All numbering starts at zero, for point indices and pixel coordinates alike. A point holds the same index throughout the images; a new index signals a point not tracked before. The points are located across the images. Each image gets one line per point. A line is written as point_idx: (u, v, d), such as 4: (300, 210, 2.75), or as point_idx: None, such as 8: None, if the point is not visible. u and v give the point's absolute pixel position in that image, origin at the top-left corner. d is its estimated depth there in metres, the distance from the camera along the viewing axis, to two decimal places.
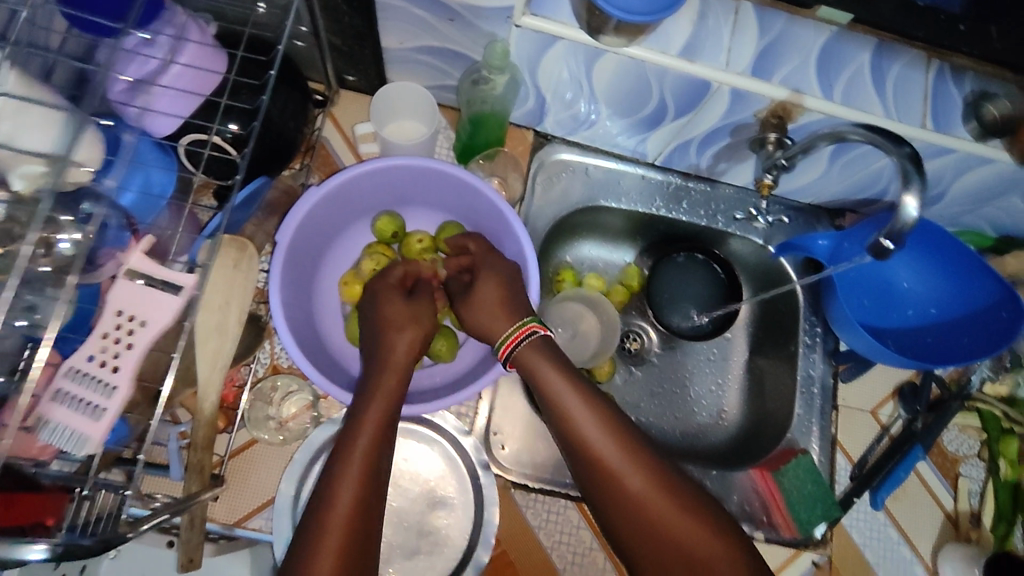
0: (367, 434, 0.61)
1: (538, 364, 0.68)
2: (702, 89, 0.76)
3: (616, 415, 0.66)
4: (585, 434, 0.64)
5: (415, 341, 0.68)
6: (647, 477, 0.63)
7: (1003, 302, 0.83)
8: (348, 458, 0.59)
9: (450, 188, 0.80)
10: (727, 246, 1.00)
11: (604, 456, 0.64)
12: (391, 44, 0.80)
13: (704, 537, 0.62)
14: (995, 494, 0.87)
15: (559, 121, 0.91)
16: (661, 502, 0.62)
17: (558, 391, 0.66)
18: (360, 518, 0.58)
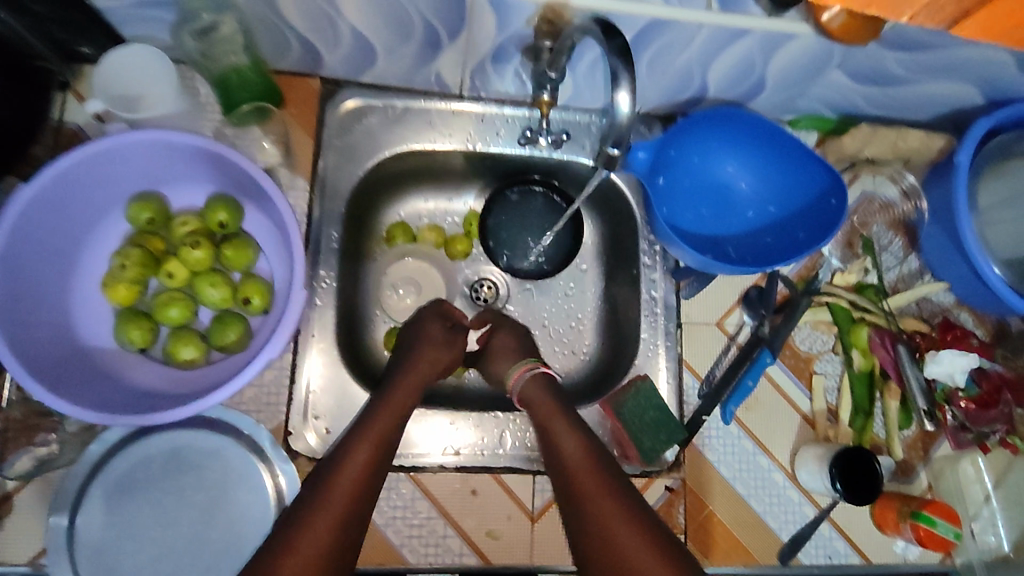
0: (364, 452, 0.65)
1: (535, 392, 0.74)
2: (459, 2, 0.65)
3: (597, 441, 0.70)
4: (565, 445, 0.69)
5: (439, 358, 0.78)
6: (607, 496, 0.65)
7: (833, 189, 0.78)
8: (341, 476, 0.63)
9: (199, 159, 0.70)
10: (564, 173, 0.90)
11: (575, 470, 0.67)
12: (102, 3, 0.68)
13: (644, 543, 0.61)
14: (851, 388, 0.84)
15: (337, 62, 0.79)
16: (617, 520, 0.63)
17: (546, 412, 0.72)
18: (334, 535, 0.60)
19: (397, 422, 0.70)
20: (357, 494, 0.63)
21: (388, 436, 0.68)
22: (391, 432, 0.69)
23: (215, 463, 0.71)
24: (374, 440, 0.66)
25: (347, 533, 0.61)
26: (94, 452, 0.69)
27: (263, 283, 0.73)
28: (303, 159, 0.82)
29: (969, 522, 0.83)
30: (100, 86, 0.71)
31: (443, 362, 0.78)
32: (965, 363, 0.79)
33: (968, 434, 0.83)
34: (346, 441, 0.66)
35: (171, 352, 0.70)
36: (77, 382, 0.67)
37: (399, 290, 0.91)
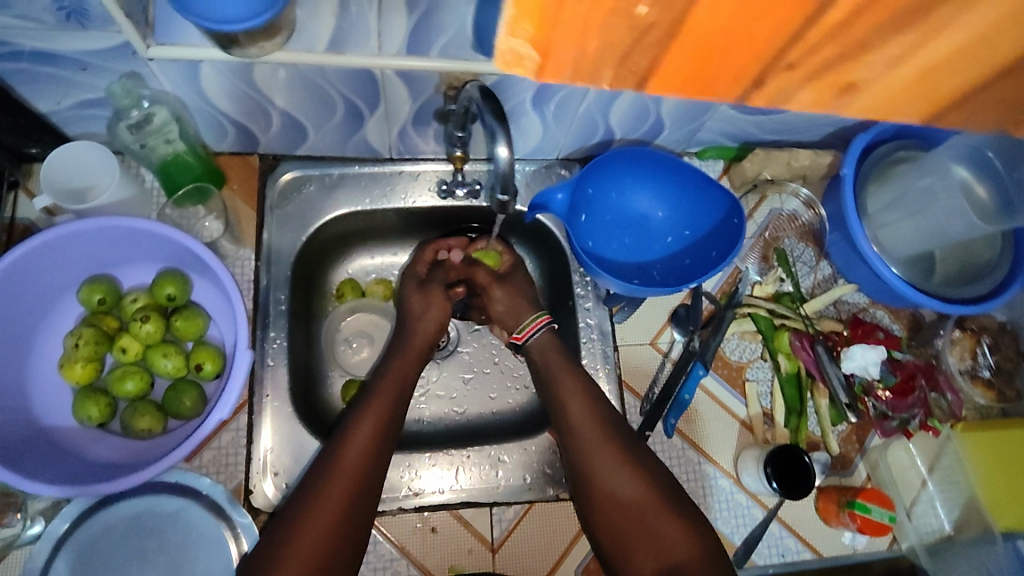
0: (366, 432, 0.74)
1: (548, 350, 0.83)
2: (370, 77, 0.73)
3: (599, 397, 0.79)
4: (572, 400, 0.79)
5: (435, 331, 0.87)
6: (607, 445, 0.76)
7: (732, 210, 0.86)
8: (346, 458, 0.72)
9: (147, 240, 0.76)
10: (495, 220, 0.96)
11: (581, 425, 0.77)
12: (48, 106, 0.75)
13: (641, 493, 0.73)
14: (782, 391, 0.90)
15: (273, 139, 0.86)
16: (616, 467, 0.74)
17: (556, 367, 0.81)
18: (341, 510, 0.69)
19: (395, 408, 0.78)
20: (361, 475, 0.72)
21: (388, 422, 0.76)
22: (390, 417, 0.76)
23: (176, 525, 0.75)
24: (375, 421, 0.75)
25: (355, 507, 0.70)
26: (56, 527, 0.72)
27: (214, 349, 0.77)
28: (246, 231, 0.88)
29: (906, 506, 0.88)
30: (47, 188, 0.76)
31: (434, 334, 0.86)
32: (875, 356, 0.86)
33: (891, 421, 0.88)
34: (349, 424, 0.75)
35: (129, 424, 0.74)
36: (36, 461, 0.70)
37: (353, 342, 0.96)
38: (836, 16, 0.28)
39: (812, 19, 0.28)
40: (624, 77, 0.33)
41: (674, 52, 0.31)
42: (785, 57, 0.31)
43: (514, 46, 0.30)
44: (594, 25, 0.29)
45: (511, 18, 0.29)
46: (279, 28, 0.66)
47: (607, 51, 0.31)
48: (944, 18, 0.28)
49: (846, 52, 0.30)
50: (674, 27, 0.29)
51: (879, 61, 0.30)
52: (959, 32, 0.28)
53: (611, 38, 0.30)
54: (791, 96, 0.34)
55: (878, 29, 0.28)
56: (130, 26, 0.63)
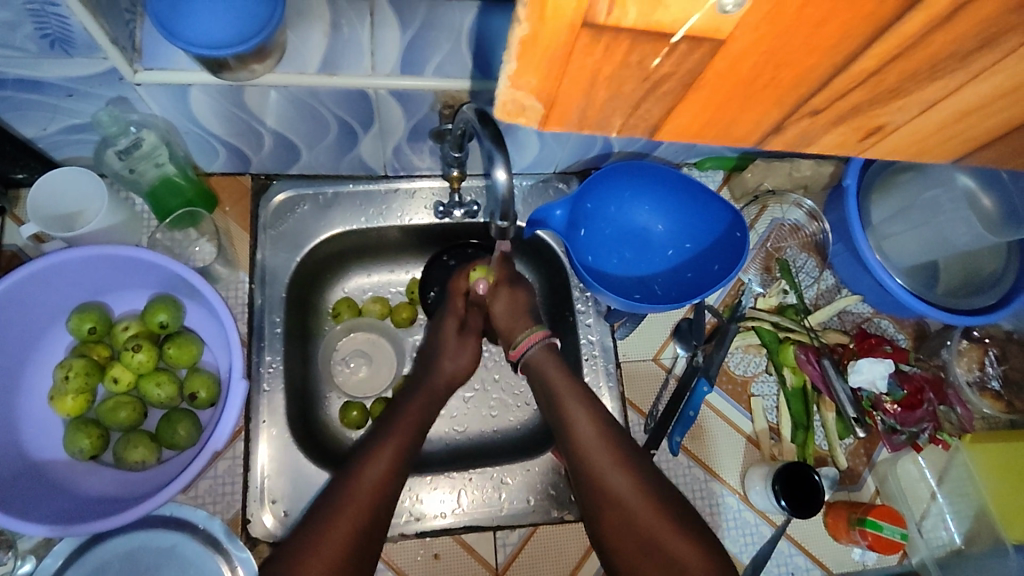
0: (380, 460, 0.73)
1: (548, 364, 0.80)
2: (364, 97, 0.71)
3: (604, 413, 0.77)
4: (577, 417, 0.76)
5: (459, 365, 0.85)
6: (615, 464, 0.74)
7: (734, 223, 0.84)
8: (364, 481, 0.71)
9: (137, 267, 0.74)
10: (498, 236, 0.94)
11: (588, 444, 0.75)
12: (35, 133, 0.74)
13: (654, 514, 0.71)
14: (788, 405, 0.88)
15: (265, 159, 0.85)
16: (625, 483, 0.73)
17: (560, 386, 0.78)
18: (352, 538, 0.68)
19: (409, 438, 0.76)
20: (377, 498, 0.71)
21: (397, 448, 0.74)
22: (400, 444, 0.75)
23: (171, 560, 0.73)
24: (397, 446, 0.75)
25: (371, 533, 0.70)
26: (50, 564, 0.71)
27: (209, 376, 0.75)
28: (240, 253, 0.87)
29: (917, 521, 0.86)
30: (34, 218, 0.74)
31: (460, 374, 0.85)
32: (883, 369, 0.83)
33: (900, 435, 0.87)
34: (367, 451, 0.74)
35: (122, 457, 0.72)
36: (28, 499, 0.68)
37: (350, 362, 0.94)
38: (867, 64, 0.26)
39: (841, 69, 0.27)
40: (635, 123, 0.32)
41: (690, 102, 0.29)
42: (809, 104, 0.29)
43: (519, 97, 0.29)
44: (604, 78, 0.27)
45: (516, 70, 0.27)
46: (270, 51, 0.64)
47: (619, 101, 0.29)
48: (981, 64, 0.27)
49: (873, 97, 0.29)
50: (688, 80, 0.28)
51: (910, 103, 0.29)
52: (990, 78, 0.28)
53: (623, 88, 0.28)
54: (812, 139, 0.33)
55: (909, 76, 0.27)
56: (117, 53, 0.61)
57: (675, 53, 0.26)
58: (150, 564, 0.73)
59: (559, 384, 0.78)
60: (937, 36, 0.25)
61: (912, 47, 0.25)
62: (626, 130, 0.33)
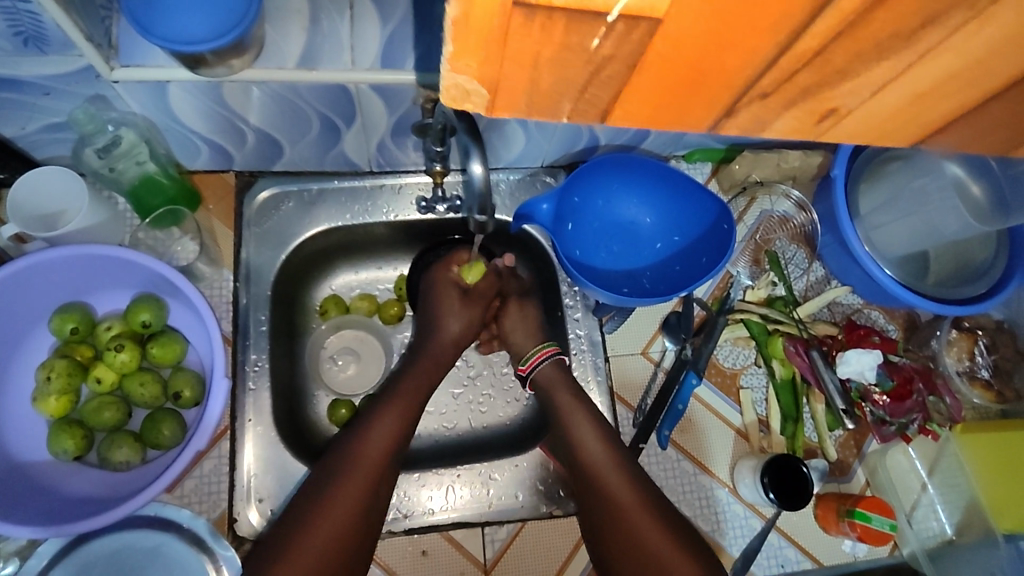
0: (367, 453, 0.72)
1: (554, 377, 0.81)
2: (344, 93, 0.71)
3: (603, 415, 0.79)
4: (576, 416, 0.78)
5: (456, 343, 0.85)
6: (611, 462, 0.74)
7: (722, 215, 0.84)
8: (365, 458, 0.72)
9: (118, 266, 0.74)
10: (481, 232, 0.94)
11: (585, 441, 0.76)
12: (14, 132, 0.73)
13: (650, 523, 0.71)
14: (777, 397, 0.88)
15: (248, 156, 0.84)
16: (619, 482, 0.73)
17: (560, 385, 0.80)
18: (336, 531, 0.68)
19: (402, 431, 0.76)
20: (375, 481, 0.71)
21: (389, 443, 0.74)
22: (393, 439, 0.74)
23: (156, 559, 0.73)
24: (396, 424, 0.75)
25: (367, 510, 0.70)
26: (34, 565, 0.71)
27: (193, 375, 0.75)
28: (224, 251, 0.86)
29: (907, 511, 0.86)
30: (17, 218, 0.74)
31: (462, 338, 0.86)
32: (871, 360, 0.84)
33: (889, 426, 0.87)
34: (365, 424, 0.75)
35: (106, 457, 0.72)
36: (10, 500, 0.68)
37: (338, 360, 0.93)
38: (810, 43, 0.27)
39: (785, 48, 0.27)
40: (584, 108, 0.32)
41: (638, 84, 0.30)
42: (758, 85, 0.30)
43: (460, 82, 0.29)
44: (546, 60, 0.28)
45: (455, 53, 0.28)
46: (248, 46, 0.64)
47: (565, 85, 0.30)
48: (928, 44, 0.27)
49: (823, 79, 0.30)
50: (631, 62, 0.28)
51: (860, 87, 0.30)
52: (938, 59, 0.28)
53: (568, 72, 0.29)
54: (768, 123, 0.34)
55: (855, 56, 0.28)
56: (92, 49, 0.61)
57: (613, 33, 0.26)
58: (136, 564, 0.73)
59: (566, 397, 0.79)
60: (879, 12, 0.26)
61: (854, 23, 0.26)
62: (576, 116, 0.33)
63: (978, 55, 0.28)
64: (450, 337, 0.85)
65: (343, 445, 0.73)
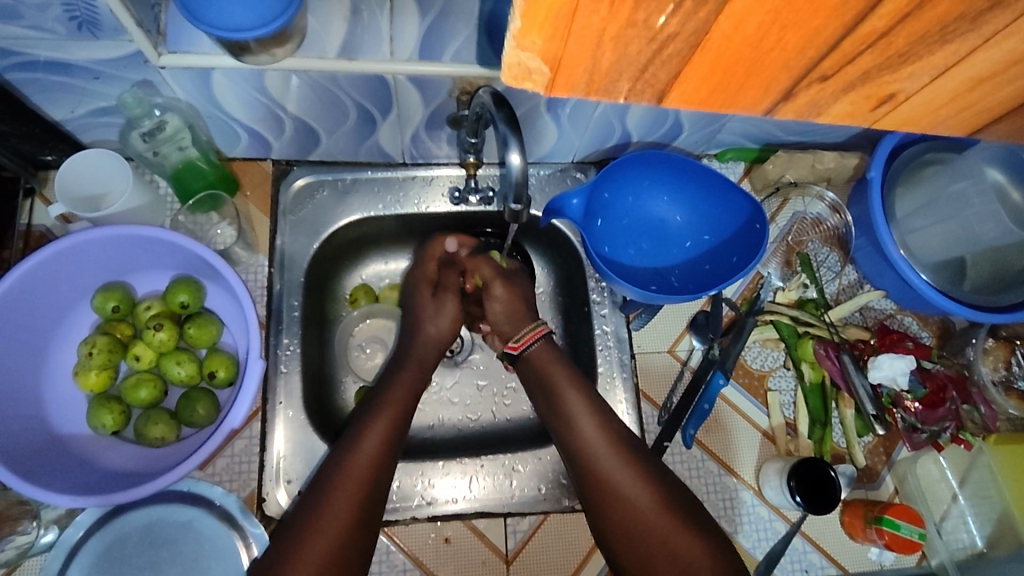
0: (374, 438, 0.73)
1: (547, 360, 0.80)
2: (382, 83, 0.71)
3: (611, 417, 0.77)
4: (582, 418, 0.76)
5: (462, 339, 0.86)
6: (624, 463, 0.73)
7: (755, 215, 0.83)
8: (353, 466, 0.71)
9: (158, 247, 0.76)
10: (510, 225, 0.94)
11: (596, 444, 0.74)
12: (64, 115, 0.76)
13: (654, 507, 0.71)
14: (806, 400, 0.87)
15: (285, 145, 0.86)
16: (634, 484, 0.72)
17: (563, 386, 0.78)
18: (351, 516, 0.69)
19: (401, 419, 0.77)
20: (373, 478, 0.71)
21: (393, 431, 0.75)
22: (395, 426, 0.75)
23: (188, 534, 0.75)
24: (389, 423, 0.75)
25: (377, 494, 0.71)
26: (71, 535, 0.73)
27: (227, 356, 0.77)
28: (259, 237, 0.88)
29: (936, 521, 0.84)
30: (62, 197, 0.77)
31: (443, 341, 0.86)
32: (903, 365, 0.83)
33: (921, 434, 0.85)
34: (357, 431, 0.74)
35: (142, 433, 0.74)
36: (51, 469, 0.70)
37: (366, 348, 0.94)
38: (872, 26, 0.27)
39: (849, 30, 0.27)
40: (642, 88, 0.33)
41: (697, 65, 0.30)
42: (818, 68, 0.30)
43: (523, 59, 0.30)
44: (610, 39, 0.29)
45: (521, 30, 0.28)
46: (291, 35, 0.65)
47: (625, 64, 0.31)
48: (992, 28, 0.27)
49: (884, 62, 0.30)
50: (693, 42, 0.29)
51: (920, 70, 0.30)
52: (1001, 44, 0.28)
53: (629, 50, 0.30)
54: (823, 108, 0.34)
55: (918, 38, 0.28)
56: (141, 35, 0.62)
57: (680, 11, 0.27)
58: (168, 538, 0.75)
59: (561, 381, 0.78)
60: None
61: (921, 7, 0.26)
62: (633, 96, 0.34)
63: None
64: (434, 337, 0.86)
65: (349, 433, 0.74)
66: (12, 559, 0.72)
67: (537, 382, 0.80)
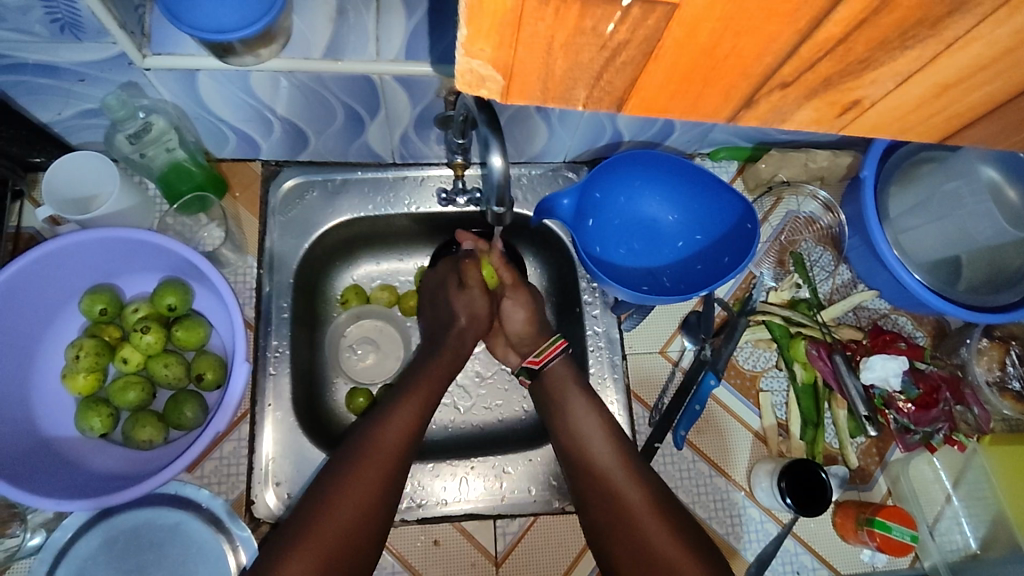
0: (392, 434, 0.74)
1: (557, 376, 0.82)
2: (368, 84, 0.71)
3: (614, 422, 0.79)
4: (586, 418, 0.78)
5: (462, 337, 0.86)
6: (628, 478, 0.74)
7: (746, 215, 0.82)
8: (370, 465, 0.71)
9: (145, 249, 0.76)
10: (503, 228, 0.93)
11: (596, 443, 0.76)
12: (50, 117, 0.76)
13: (655, 523, 0.72)
14: (798, 400, 0.87)
15: (275, 145, 0.85)
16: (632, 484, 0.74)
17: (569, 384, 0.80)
18: (362, 510, 0.69)
19: (421, 417, 0.77)
20: (388, 473, 0.72)
21: (410, 429, 0.75)
22: (414, 424, 0.75)
23: (175, 538, 0.75)
24: (410, 422, 0.75)
25: (391, 486, 0.72)
26: (59, 538, 0.74)
27: (216, 358, 0.77)
28: (248, 238, 0.88)
29: (929, 523, 0.84)
30: (47, 195, 0.76)
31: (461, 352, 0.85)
32: (896, 366, 0.82)
33: (913, 435, 0.84)
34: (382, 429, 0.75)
35: (130, 436, 0.74)
36: (38, 471, 0.70)
37: (358, 349, 0.94)
38: (829, 32, 0.27)
39: (806, 37, 0.27)
40: (600, 95, 0.32)
41: (653, 72, 0.30)
42: (778, 74, 0.30)
43: (474, 67, 0.30)
44: (560, 45, 0.28)
45: (470, 38, 0.28)
46: (275, 35, 0.65)
47: (579, 71, 0.30)
48: (953, 33, 0.27)
49: (844, 68, 0.29)
50: (646, 49, 0.28)
51: (883, 76, 0.30)
52: (964, 49, 0.28)
53: (580, 58, 0.29)
54: (788, 114, 0.33)
55: (877, 45, 0.28)
56: (125, 37, 0.62)
57: (629, 18, 0.27)
58: (156, 540, 0.75)
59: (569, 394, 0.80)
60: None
61: (877, 12, 0.26)
62: (591, 104, 0.33)
63: (1009, 45, 0.28)
64: (457, 340, 0.85)
65: (368, 425, 0.74)
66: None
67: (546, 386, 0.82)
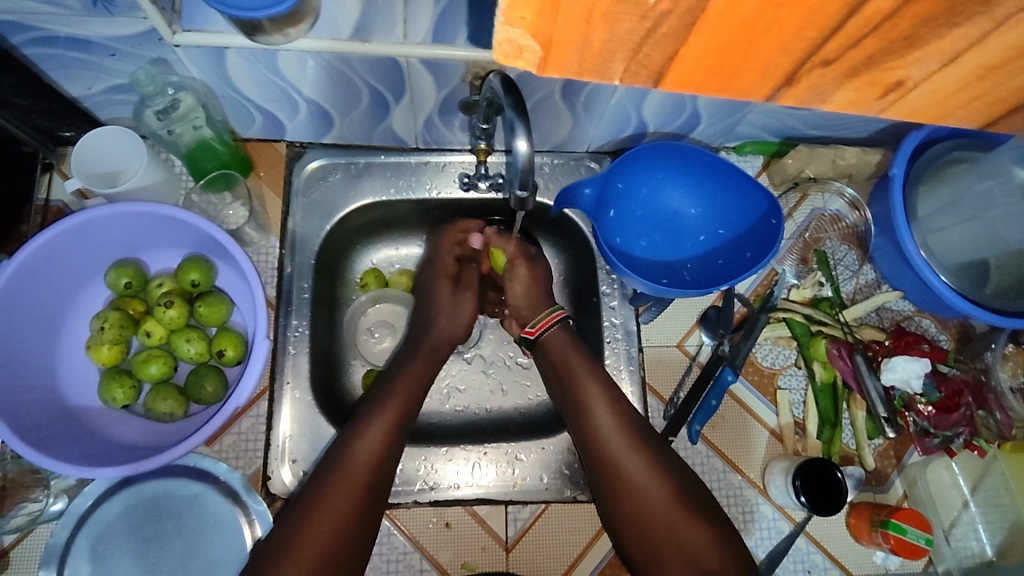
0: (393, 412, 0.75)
1: (568, 350, 0.80)
2: (394, 67, 0.71)
3: (633, 413, 0.76)
4: (601, 415, 0.75)
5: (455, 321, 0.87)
6: (642, 460, 0.72)
7: (771, 210, 0.81)
8: (369, 448, 0.72)
9: (169, 224, 0.77)
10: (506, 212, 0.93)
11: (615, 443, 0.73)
12: (80, 91, 0.77)
13: (668, 504, 0.71)
14: (817, 400, 0.86)
15: (299, 127, 0.86)
16: (652, 482, 0.72)
17: (581, 373, 0.77)
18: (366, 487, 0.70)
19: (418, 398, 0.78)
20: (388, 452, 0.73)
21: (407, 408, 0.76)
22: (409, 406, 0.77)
23: (193, 508, 0.77)
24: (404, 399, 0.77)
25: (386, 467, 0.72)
26: (80, 504, 0.75)
27: (236, 335, 0.78)
28: (272, 218, 0.89)
29: (945, 527, 0.83)
30: (77, 168, 0.78)
31: (454, 334, 0.85)
32: (919, 368, 0.81)
33: (933, 438, 0.83)
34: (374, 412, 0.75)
35: (151, 408, 0.75)
36: (63, 438, 0.72)
37: (375, 332, 0.94)
38: (878, 7, 0.31)
39: (854, 10, 0.31)
40: (636, 69, 0.37)
41: (692, 46, 0.35)
42: (822, 51, 0.34)
43: (513, 36, 0.35)
44: (598, 16, 0.33)
45: (509, 8, 0.33)
46: (303, 14, 0.64)
47: (616, 43, 0.35)
48: (1004, 12, 0.30)
49: (889, 46, 0.34)
50: (686, 21, 0.33)
51: (927, 56, 0.34)
52: (1011, 31, 0.31)
53: (619, 28, 0.34)
54: (830, 95, 0.38)
55: (924, 21, 0.31)
56: (156, 13, 0.62)
57: None
58: (176, 510, 0.77)
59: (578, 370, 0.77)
60: None
61: None
62: (627, 78, 0.38)
63: None
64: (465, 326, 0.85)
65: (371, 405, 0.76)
66: (23, 526, 0.74)
67: (556, 366, 0.79)
